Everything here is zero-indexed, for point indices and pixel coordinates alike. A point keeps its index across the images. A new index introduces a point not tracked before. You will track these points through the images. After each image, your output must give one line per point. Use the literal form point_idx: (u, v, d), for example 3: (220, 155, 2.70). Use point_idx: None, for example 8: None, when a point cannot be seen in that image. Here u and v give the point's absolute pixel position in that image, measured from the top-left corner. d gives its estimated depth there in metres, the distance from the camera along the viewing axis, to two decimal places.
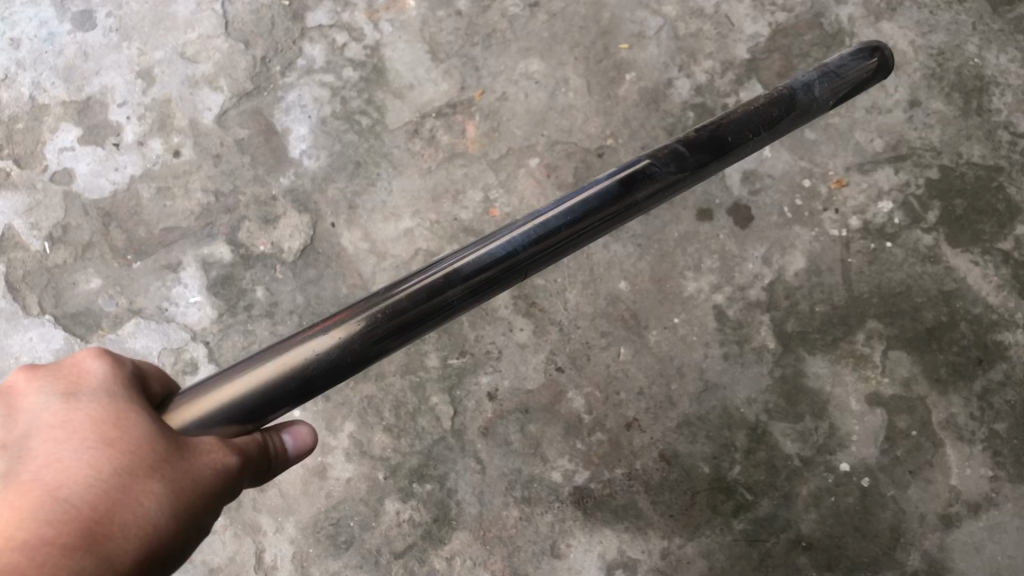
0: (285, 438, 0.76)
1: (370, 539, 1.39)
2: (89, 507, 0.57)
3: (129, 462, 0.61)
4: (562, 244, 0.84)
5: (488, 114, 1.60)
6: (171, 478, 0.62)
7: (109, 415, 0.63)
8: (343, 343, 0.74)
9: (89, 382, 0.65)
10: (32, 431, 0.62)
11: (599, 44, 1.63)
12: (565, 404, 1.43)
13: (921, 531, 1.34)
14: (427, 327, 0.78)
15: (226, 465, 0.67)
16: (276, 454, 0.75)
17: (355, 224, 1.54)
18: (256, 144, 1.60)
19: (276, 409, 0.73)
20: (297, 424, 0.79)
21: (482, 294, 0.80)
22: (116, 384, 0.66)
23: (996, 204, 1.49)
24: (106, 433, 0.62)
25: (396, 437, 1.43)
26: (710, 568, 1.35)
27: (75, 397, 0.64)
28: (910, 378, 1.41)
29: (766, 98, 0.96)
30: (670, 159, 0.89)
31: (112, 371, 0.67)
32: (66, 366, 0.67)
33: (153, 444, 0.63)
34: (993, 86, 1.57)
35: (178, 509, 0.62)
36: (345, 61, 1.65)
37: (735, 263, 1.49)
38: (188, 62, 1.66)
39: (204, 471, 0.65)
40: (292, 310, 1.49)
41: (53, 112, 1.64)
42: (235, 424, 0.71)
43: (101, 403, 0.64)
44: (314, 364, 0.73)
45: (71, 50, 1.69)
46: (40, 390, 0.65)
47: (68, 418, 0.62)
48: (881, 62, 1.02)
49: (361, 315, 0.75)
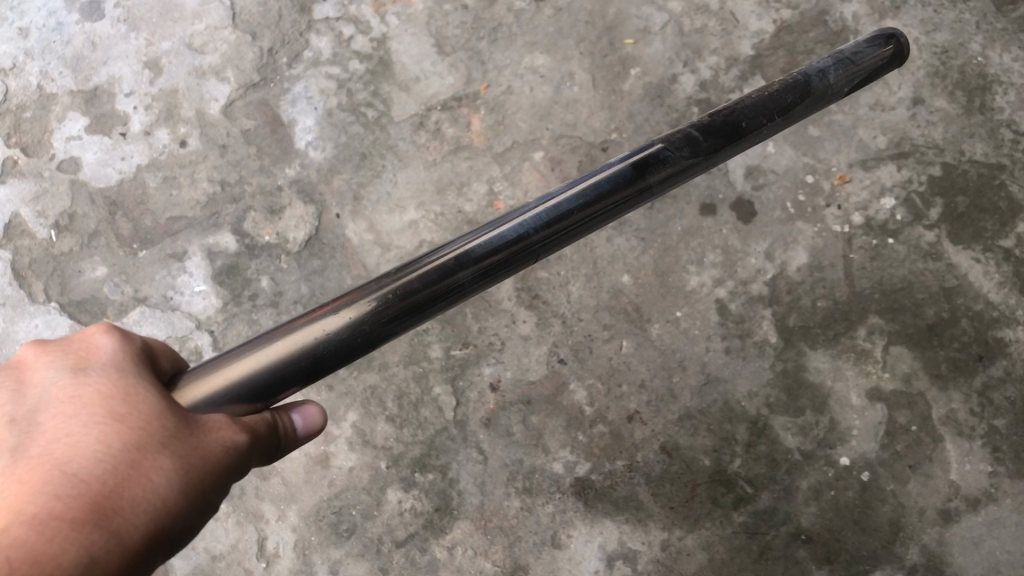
0: (294, 418, 0.77)
1: (371, 528, 1.40)
2: (98, 481, 0.57)
3: (138, 436, 0.61)
4: (573, 227, 0.84)
5: (494, 107, 1.60)
6: (180, 454, 0.62)
7: (118, 390, 0.63)
8: (355, 322, 0.75)
9: (98, 358, 0.66)
10: (41, 406, 0.63)
11: (604, 39, 1.64)
12: (567, 396, 1.44)
13: (920, 525, 1.34)
14: (438, 308, 0.79)
15: (234, 443, 0.66)
16: (284, 433, 0.75)
17: (361, 215, 1.55)
18: (262, 135, 1.61)
19: (286, 389, 0.74)
20: (308, 404, 0.80)
21: (494, 276, 0.81)
22: (126, 360, 0.67)
23: (998, 201, 1.50)
24: (115, 408, 0.62)
25: (399, 427, 1.44)
26: (710, 560, 1.36)
27: (84, 372, 0.64)
28: (910, 374, 1.42)
29: (780, 84, 0.96)
30: (684, 143, 0.90)
31: (122, 347, 0.68)
32: (76, 343, 0.68)
33: (162, 420, 0.63)
34: (997, 84, 1.57)
35: (188, 485, 0.62)
36: (352, 53, 1.66)
37: (737, 258, 1.49)
38: (195, 52, 1.67)
39: (213, 448, 0.64)
40: (297, 300, 1.50)
41: (60, 101, 1.65)
42: (244, 403, 0.72)
43: (109, 378, 0.64)
44: (325, 343, 0.74)
45: (79, 40, 1.70)
46: (50, 366, 0.66)
47: (77, 393, 0.63)
48: (896, 50, 1.03)
49: (372, 296, 0.76)
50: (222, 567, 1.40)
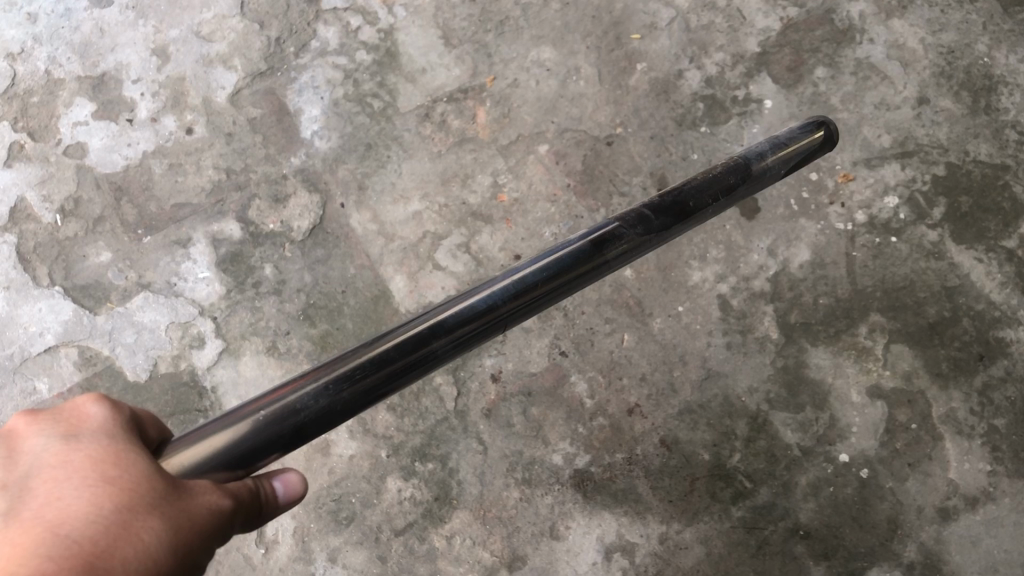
0: (276, 485, 0.72)
1: (371, 516, 1.40)
2: (91, 541, 0.53)
3: (129, 498, 0.57)
4: (538, 299, 0.83)
5: (499, 100, 1.61)
6: (170, 514, 0.58)
7: (109, 455, 0.60)
8: (328, 388, 0.72)
9: (89, 424, 0.62)
10: (32, 473, 0.59)
11: (611, 34, 1.64)
12: (567, 388, 1.45)
13: (918, 523, 1.35)
14: (410, 379, 0.77)
15: (220, 506, 0.63)
16: (266, 501, 0.70)
17: (365, 205, 1.56)
18: (268, 124, 1.61)
19: (266, 455, 0.70)
20: (289, 471, 0.74)
21: (464, 347, 0.79)
22: (116, 427, 0.63)
23: (1001, 202, 1.50)
24: (106, 471, 0.58)
25: (400, 416, 1.44)
26: (707, 555, 1.36)
27: (74, 439, 0.61)
28: (911, 372, 1.42)
29: (722, 167, 0.98)
30: (637, 221, 0.90)
31: (114, 414, 0.64)
32: (65, 411, 0.63)
33: (153, 482, 0.59)
34: (1002, 85, 1.57)
35: (180, 544, 0.58)
36: (359, 44, 1.66)
37: (740, 254, 1.50)
38: (203, 40, 1.67)
39: (200, 510, 0.61)
40: (299, 288, 1.50)
41: (68, 87, 1.66)
42: (225, 470, 0.68)
43: (100, 443, 0.61)
44: (304, 410, 0.71)
45: (88, 26, 1.70)
46: (40, 433, 0.62)
47: (68, 459, 0.59)
48: (826, 136, 1.08)
49: (347, 365, 0.74)
50: (221, 552, 1.40)
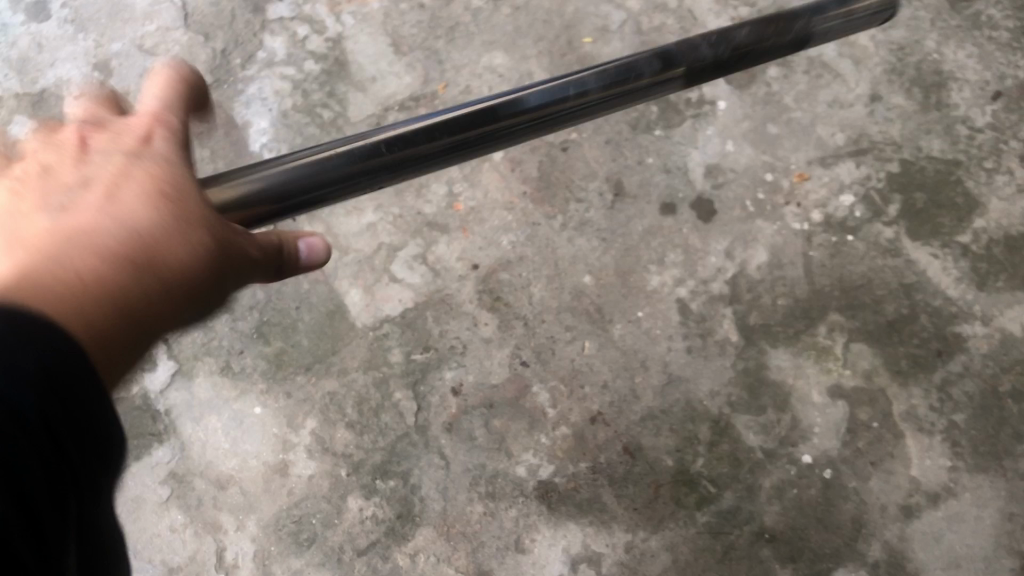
0: (301, 245, 0.76)
1: (332, 537, 1.37)
2: (140, 221, 0.60)
3: (175, 195, 0.63)
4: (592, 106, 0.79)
5: (452, 108, 1.59)
6: (213, 223, 0.64)
7: (149, 149, 0.66)
8: (347, 159, 0.70)
9: (138, 114, 0.69)
10: (84, 137, 0.67)
11: (563, 38, 1.63)
12: (529, 398, 1.43)
13: (882, 522, 1.35)
14: (455, 158, 0.76)
15: (251, 249, 0.68)
16: (287, 255, 0.74)
17: (317, 218, 1.53)
18: (216, 137, 1.58)
19: (304, 204, 0.71)
20: (315, 237, 0.78)
21: (510, 139, 0.78)
22: (169, 109, 0.70)
23: (955, 197, 1.50)
24: (146, 161, 0.65)
25: (360, 433, 1.41)
26: (674, 562, 1.35)
27: (122, 124, 0.68)
28: (871, 370, 1.42)
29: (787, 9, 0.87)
30: (695, 47, 0.83)
31: (162, 89, 0.71)
32: (109, 114, 0.70)
33: (195, 190, 0.65)
34: (952, 81, 1.58)
35: (219, 225, 0.64)
36: (307, 54, 1.63)
37: (698, 257, 1.49)
38: (146, 54, 1.63)
39: (241, 244, 0.67)
40: (252, 305, 1.48)
41: (6, 104, 1.60)
42: (262, 212, 0.69)
43: (149, 138, 0.67)
44: (351, 165, 0.70)
45: (25, 42, 1.65)
46: (85, 124, 0.68)
47: (117, 141, 0.66)
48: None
49: (395, 132, 0.72)
50: None
